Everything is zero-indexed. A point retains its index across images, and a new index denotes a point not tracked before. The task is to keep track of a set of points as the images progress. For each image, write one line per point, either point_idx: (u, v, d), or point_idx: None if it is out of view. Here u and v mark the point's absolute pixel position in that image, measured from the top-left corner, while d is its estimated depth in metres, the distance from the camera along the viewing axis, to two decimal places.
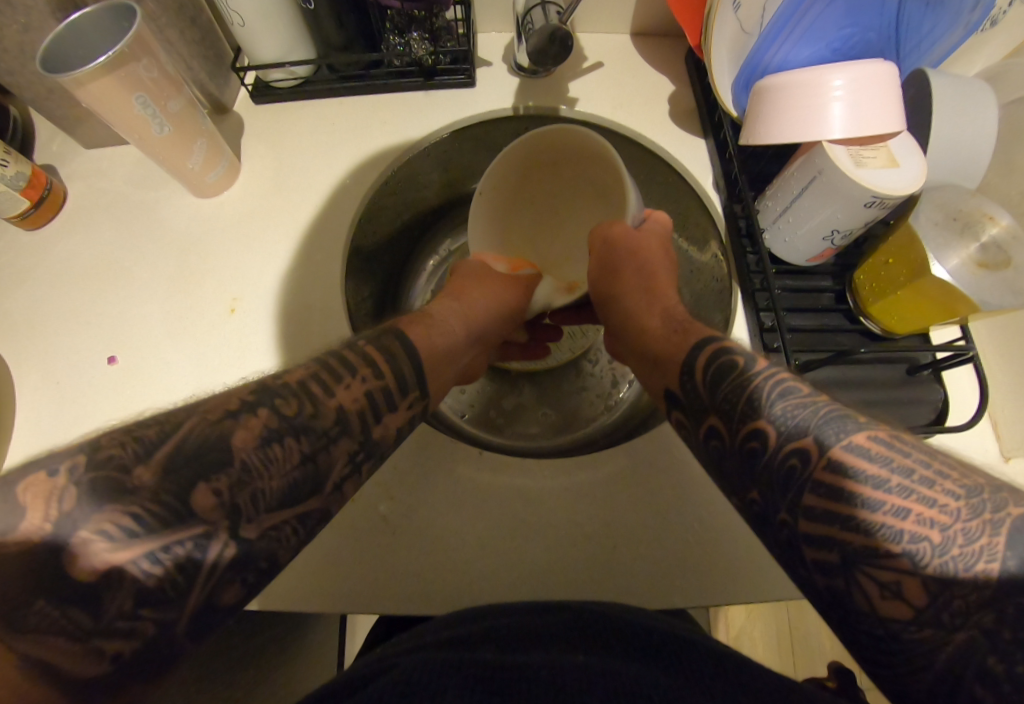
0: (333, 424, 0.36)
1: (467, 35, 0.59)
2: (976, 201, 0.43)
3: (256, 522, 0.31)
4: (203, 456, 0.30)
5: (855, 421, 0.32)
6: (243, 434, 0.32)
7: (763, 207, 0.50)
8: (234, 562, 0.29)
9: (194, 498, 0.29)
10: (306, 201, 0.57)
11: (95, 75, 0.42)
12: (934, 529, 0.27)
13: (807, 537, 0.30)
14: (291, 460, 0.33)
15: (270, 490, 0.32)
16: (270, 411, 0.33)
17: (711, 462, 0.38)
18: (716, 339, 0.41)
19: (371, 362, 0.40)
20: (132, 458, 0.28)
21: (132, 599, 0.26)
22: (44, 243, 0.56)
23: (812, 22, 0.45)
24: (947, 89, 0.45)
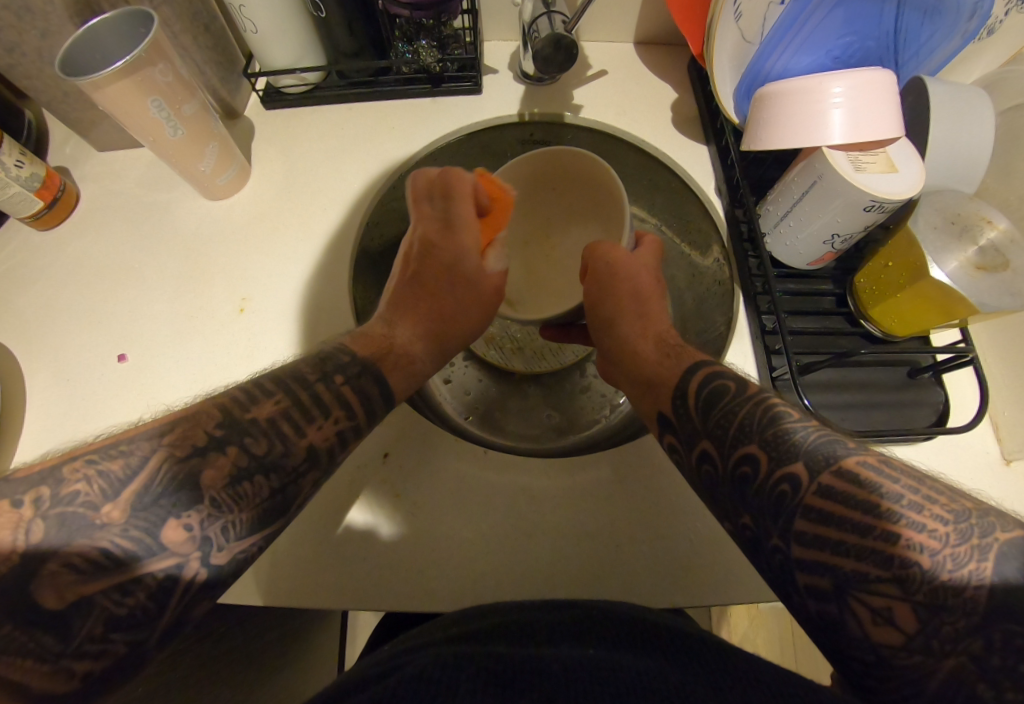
0: (302, 460, 0.36)
1: (474, 43, 0.60)
2: (974, 205, 0.44)
3: (226, 550, 0.32)
4: (172, 491, 0.31)
5: (844, 446, 0.33)
6: (210, 473, 0.32)
7: (765, 212, 0.51)
8: (206, 585, 0.31)
9: (164, 532, 0.30)
10: (315, 204, 0.58)
11: (112, 79, 0.43)
12: (923, 555, 0.28)
13: (800, 563, 0.31)
14: (260, 495, 0.33)
15: (239, 522, 0.32)
16: (238, 449, 0.33)
17: (703, 489, 0.38)
18: (708, 364, 0.42)
19: (341, 401, 0.39)
20: (98, 497, 0.29)
21: (113, 612, 0.28)
22: (57, 243, 0.57)
23: (812, 31, 0.46)
24: (944, 95, 0.46)
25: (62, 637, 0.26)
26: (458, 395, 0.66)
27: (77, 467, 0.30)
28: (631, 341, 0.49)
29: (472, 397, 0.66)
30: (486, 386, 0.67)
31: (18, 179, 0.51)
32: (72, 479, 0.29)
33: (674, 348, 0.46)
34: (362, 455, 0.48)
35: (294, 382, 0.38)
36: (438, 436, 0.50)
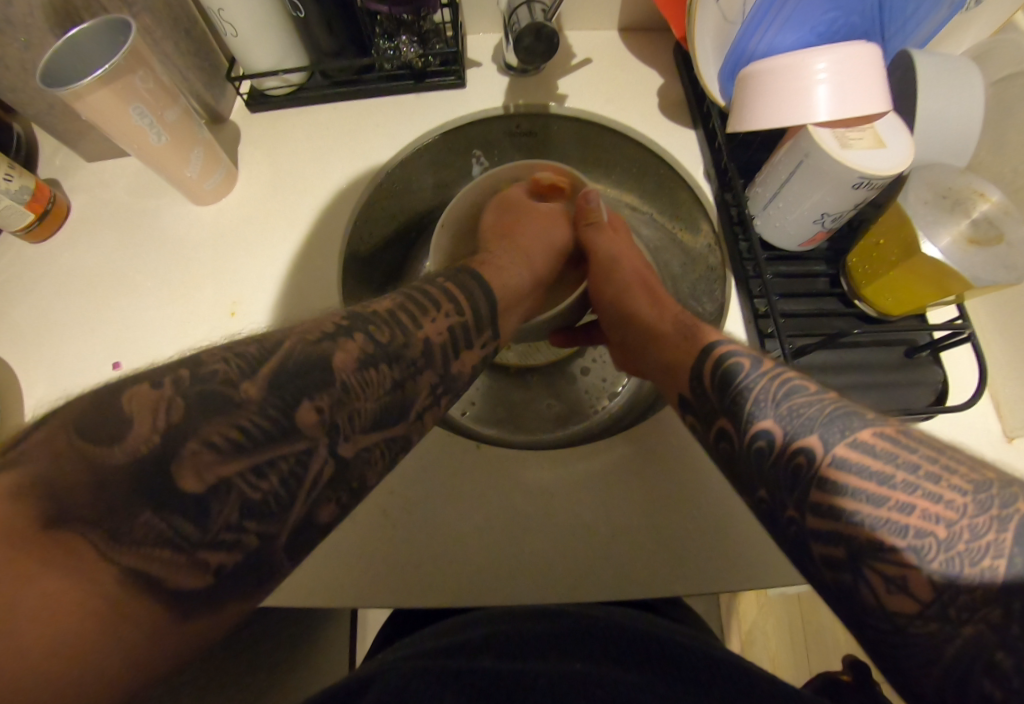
0: (420, 356, 0.38)
1: (455, 36, 0.60)
2: (966, 179, 0.43)
3: (351, 440, 0.33)
4: (304, 374, 0.32)
5: (861, 419, 0.31)
6: (341, 356, 0.34)
7: (754, 195, 0.50)
8: (333, 476, 0.32)
9: (299, 414, 0.31)
10: (303, 202, 0.59)
11: (93, 88, 0.43)
12: (940, 525, 0.26)
13: (815, 533, 0.30)
14: (382, 383, 0.35)
15: (363, 412, 0.34)
16: (364, 337, 0.36)
17: (724, 465, 0.37)
18: (722, 342, 0.41)
19: (450, 297, 0.43)
20: (236, 374, 0.31)
21: (247, 498, 0.29)
22: (49, 255, 0.57)
23: (794, 8, 0.45)
24: (932, 67, 0.45)
25: (201, 524, 0.28)
26: None
27: (212, 352, 0.31)
28: (651, 325, 0.49)
29: (471, 392, 0.66)
30: (483, 381, 0.67)
31: (8, 193, 0.51)
32: (207, 361, 0.31)
33: (690, 329, 0.45)
34: None
35: (419, 290, 0.42)
36: (433, 431, 0.49)
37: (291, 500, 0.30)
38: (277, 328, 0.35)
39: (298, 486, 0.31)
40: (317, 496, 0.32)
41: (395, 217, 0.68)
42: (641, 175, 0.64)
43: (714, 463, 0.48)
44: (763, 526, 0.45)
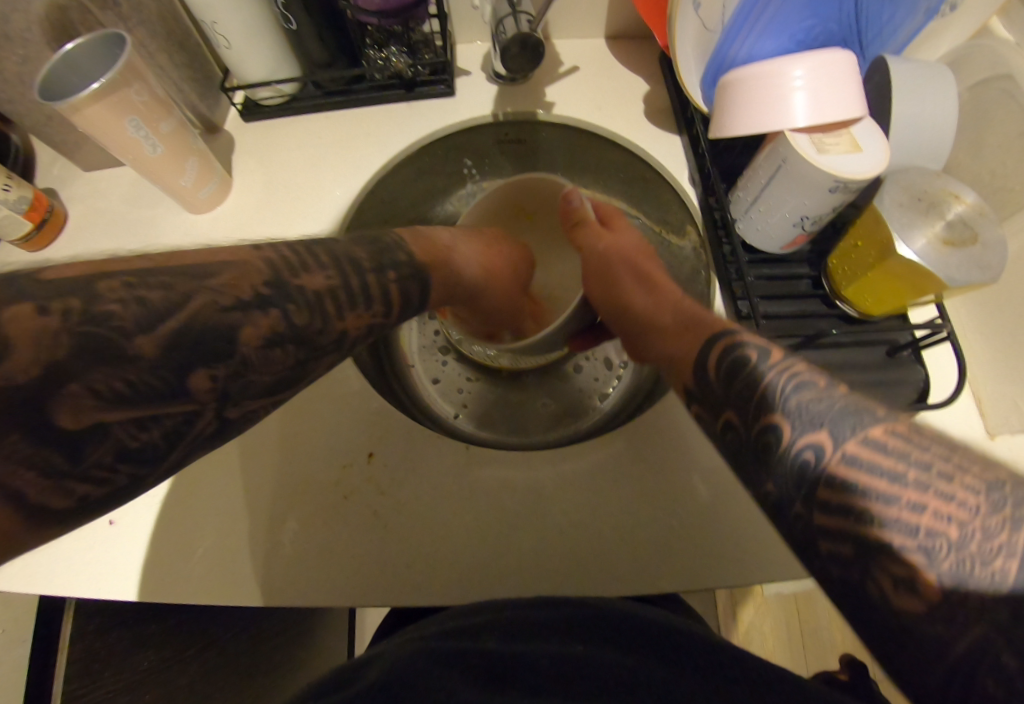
0: (333, 342, 0.39)
1: (444, 46, 0.61)
2: (941, 182, 0.44)
3: (239, 404, 0.35)
4: (204, 339, 0.32)
5: (872, 416, 0.31)
6: (249, 331, 0.34)
7: (736, 199, 0.51)
8: (214, 434, 0.34)
9: (192, 379, 0.32)
10: (296, 209, 0.60)
11: (89, 102, 0.44)
12: (951, 526, 0.26)
13: (822, 529, 0.30)
14: (284, 363, 0.36)
15: (260, 383, 0.35)
16: (279, 313, 0.36)
17: (729, 456, 0.37)
18: (728, 331, 0.40)
19: (385, 293, 0.43)
20: (132, 325, 0.30)
21: (124, 445, 0.30)
22: (46, 265, 0.59)
23: (774, 15, 0.46)
24: (906, 73, 0.46)
25: (71, 460, 0.28)
26: (449, 395, 0.67)
27: (114, 287, 0.30)
28: (652, 318, 0.48)
29: (464, 395, 0.67)
30: (478, 383, 0.68)
31: (5, 203, 0.53)
32: (108, 299, 0.30)
33: (692, 318, 0.45)
34: (348, 456, 0.49)
35: (350, 266, 0.41)
36: (424, 433, 0.50)
37: (170, 447, 0.32)
38: (229, 304, 0.34)
39: (179, 440, 0.32)
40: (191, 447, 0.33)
41: (387, 224, 0.69)
42: (629, 179, 0.66)
43: (701, 463, 0.48)
44: (751, 526, 0.46)
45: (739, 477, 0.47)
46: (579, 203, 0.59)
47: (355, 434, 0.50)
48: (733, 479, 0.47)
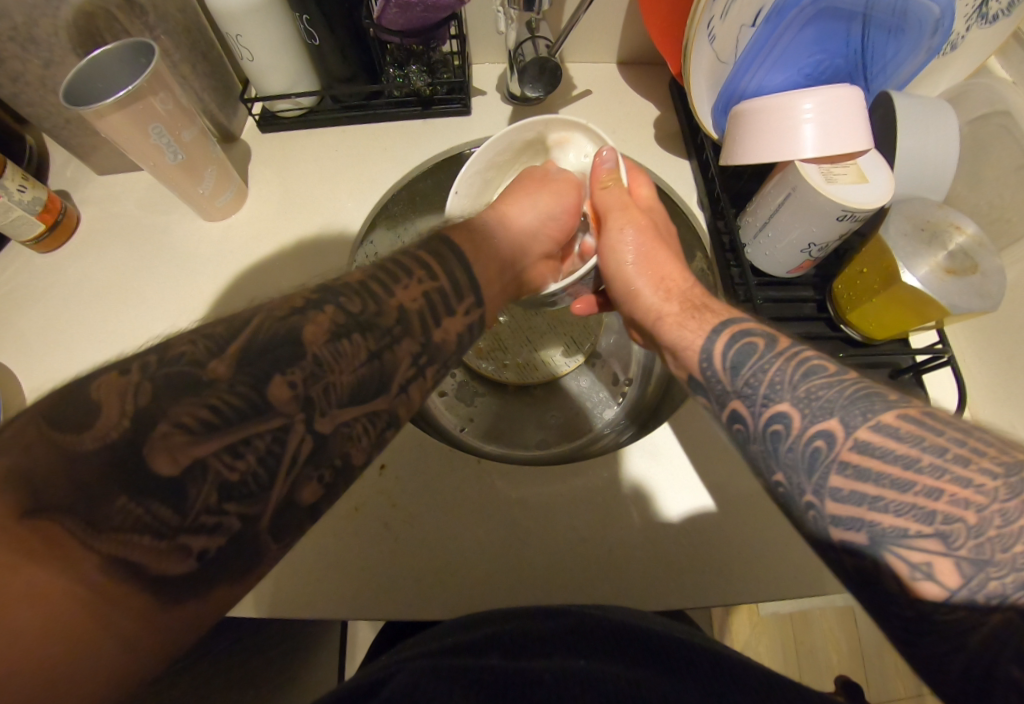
0: (396, 325, 0.37)
1: (462, 67, 0.63)
2: (943, 212, 0.46)
3: (328, 415, 0.33)
4: (272, 350, 0.32)
5: (884, 401, 0.32)
6: (312, 330, 0.33)
7: (744, 224, 0.53)
8: (313, 452, 0.32)
9: (271, 390, 0.31)
10: (311, 219, 0.60)
11: (112, 110, 0.44)
12: (969, 510, 0.27)
13: (835, 518, 0.31)
14: (357, 357, 0.35)
15: (339, 386, 0.34)
16: (336, 308, 0.35)
17: (736, 445, 0.38)
18: (735, 321, 0.41)
19: (449, 272, 0.41)
20: (204, 354, 0.30)
21: (225, 480, 0.29)
22: (56, 266, 0.59)
23: (783, 50, 0.48)
24: (910, 109, 0.48)
25: (177, 511, 0.27)
26: (454, 406, 0.68)
27: (181, 334, 0.31)
28: (655, 305, 0.47)
29: (469, 408, 0.67)
30: (484, 398, 0.68)
31: (21, 203, 0.53)
32: (177, 343, 0.31)
33: (698, 307, 0.44)
34: (359, 468, 0.49)
35: (399, 255, 0.41)
36: (435, 444, 0.51)
37: (273, 476, 0.30)
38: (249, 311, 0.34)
39: (278, 464, 0.31)
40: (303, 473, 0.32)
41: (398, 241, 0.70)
42: None
43: (709, 479, 0.49)
44: (759, 544, 0.47)
45: (746, 493, 0.48)
46: (613, 163, 0.54)
47: None
48: (739, 495, 0.48)
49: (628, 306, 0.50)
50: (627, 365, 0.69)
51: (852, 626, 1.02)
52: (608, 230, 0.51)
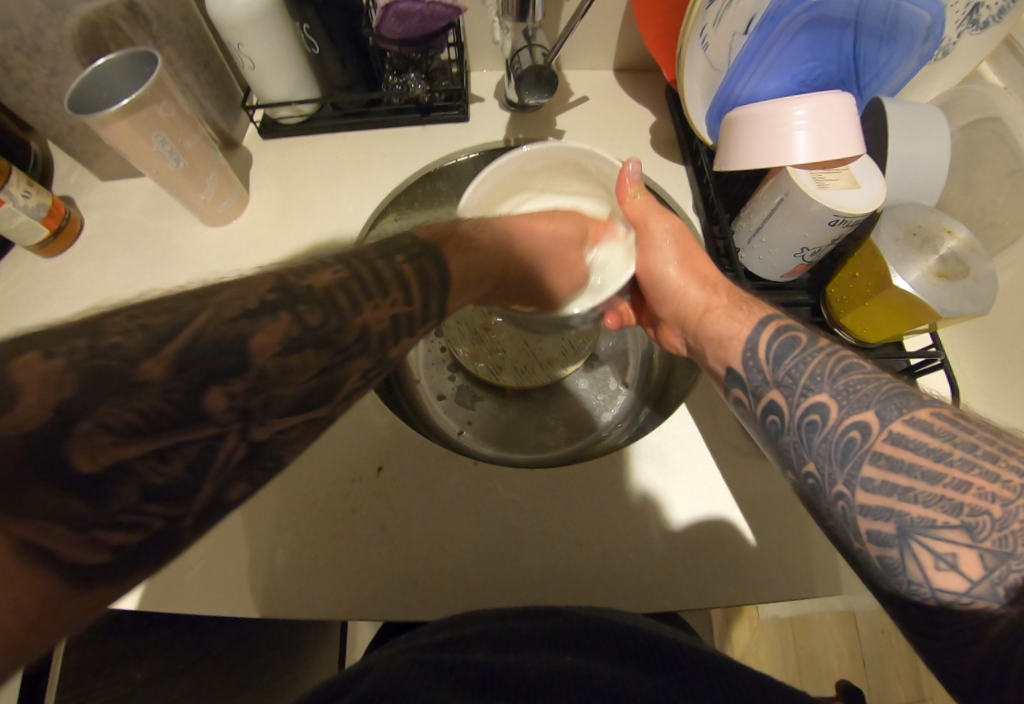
0: (354, 343, 0.35)
1: (461, 74, 0.63)
2: (935, 217, 0.47)
3: (266, 424, 0.31)
4: (215, 355, 0.29)
5: (918, 399, 0.33)
6: (261, 339, 0.30)
7: (738, 229, 0.53)
8: (246, 458, 0.31)
9: (205, 400, 0.29)
10: (312, 224, 0.61)
11: (117, 117, 0.45)
12: (996, 504, 0.28)
13: (864, 508, 0.32)
14: (307, 372, 0.33)
15: (284, 397, 0.32)
16: (290, 317, 0.32)
17: (768, 438, 0.38)
18: (780, 316, 0.41)
19: (401, 279, 0.39)
20: (139, 350, 0.27)
21: (150, 483, 0.27)
22: (60, 271, 0.59)
23: (777, 56, 0.49)
24: (902, 115, 0.48)
25: (97, 504, 0.26)
26: (453, 409, 0.68)
27: (119, 322, 0.28)
28: (699, 300, 0.46)
29: (467, 411, 0.68)
30: (483, 401, 0.69)
31: (26, 209, 0.54)
32: (111, 332, 0.27)
33: (744, 301, 0.45)
34: (358, 470, 0.50)
35: (359, 259, 0.38)
36: (433, 446, 0.51)
37: (201, 481, 0.29)
38: None
39: (208, 470, 0.29)
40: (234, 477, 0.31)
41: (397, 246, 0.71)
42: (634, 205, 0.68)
43: (704, 480, 0.49)
44: (754, 546, 0.47)
45: (741, 495, 0.48)
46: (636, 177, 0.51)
47: (365, 447, 0.51)
48: (735, 497, 0.48)
49: (666, 302, 0.50)
50: (625, 369, 0.70)
51: (853, 630, 1.01)
52: (647, 229, 0.50)
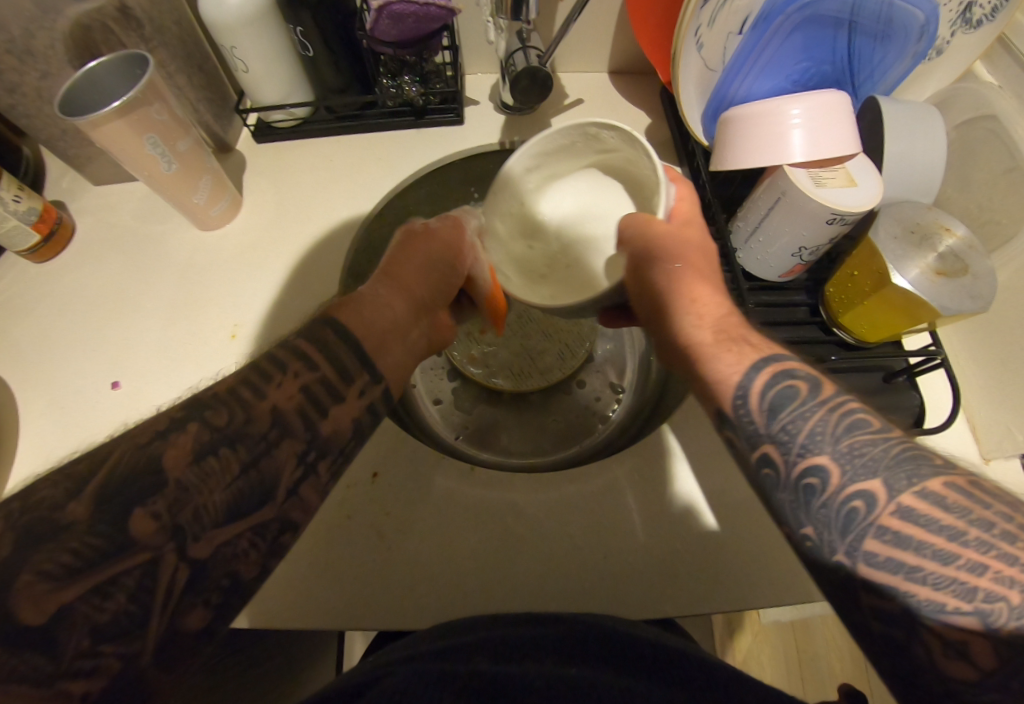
0: (269, 427, 0.36)
1: (455, 77, 0.63)
2: (932, 215, 0.47)
3: (205, 539, 0.32)
4: (136, 482, 0.31)
5: (931, 466, 0.31)
6: (173, 455, 0.32)
7: (735, 229, 0.53)
8: (187, 585, 0.31)
9: (130, 525, 0.30)
10: (307, 228, 0.61)
11: (111, 118, 0.45)
12: (1014, 590, 0.27)
13: (865, 582, 0.31)
14: (230, 469, 0.33)
15: (212, 506, 0.32)
16: (200, 425, 0.34)
17: (760, 491, 0.36)
18: (777, 357, 0.37)
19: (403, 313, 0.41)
20: (63, 495, 0.30)
21: (96, 622, 0.28)
22: (52, 275, 0.59)
23: (771, 56, 0.49)
24: (898, 114, 0.48)
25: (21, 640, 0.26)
26: (448, 414, 0.68)
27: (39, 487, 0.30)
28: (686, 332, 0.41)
29: (461, 415, 0.68)
30: (479, 405, 0.68)
31: (16, 213, 0.53)
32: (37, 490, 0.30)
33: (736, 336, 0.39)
34: (353, 476, 0.49)
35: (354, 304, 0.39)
36: (430, 452, 0.50)
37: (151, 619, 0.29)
38: None
39: (152, 597, 0.30)
40: (182, 604, 0.31)
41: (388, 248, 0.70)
42: None
43: (702, 484, 0.49)
44: (757, 550, 0.46)
45: (742, 499, 0.48)
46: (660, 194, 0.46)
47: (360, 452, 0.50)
48: (735, 501, 0.48)
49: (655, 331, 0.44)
50: (622, 372, 0.70)
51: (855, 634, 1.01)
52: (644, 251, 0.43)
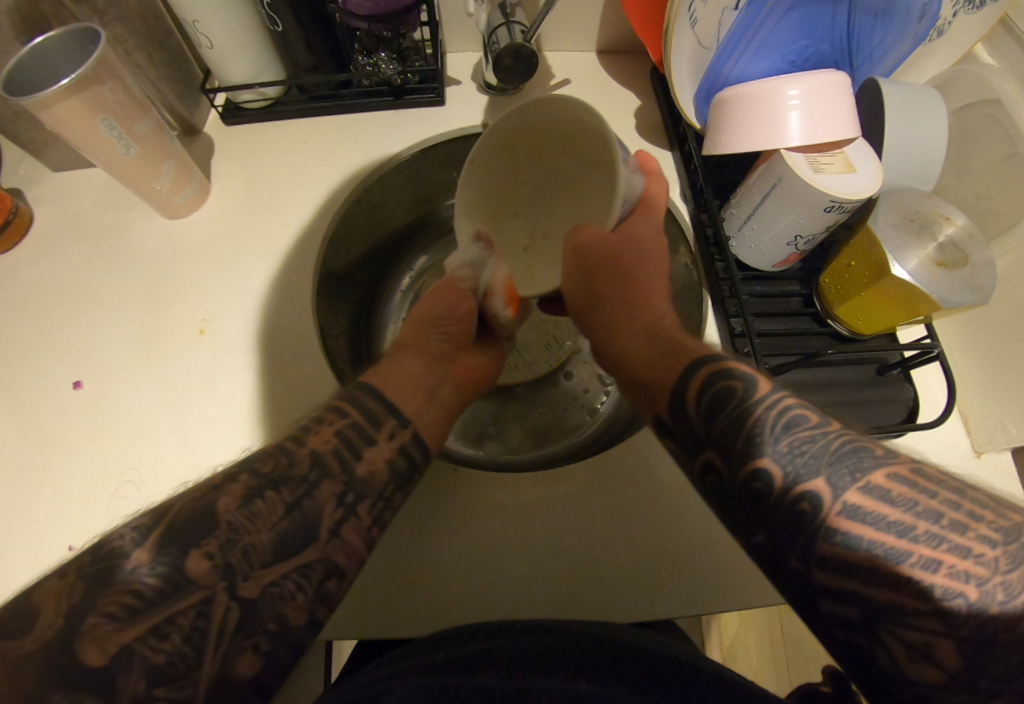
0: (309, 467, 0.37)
1: (434, 55, 0.60)
2: (932, 203, 0.45)
3: (256, 577, 0.33)
4: (191, 523, 0.32)
5: (870, 456, 0.32)
6: (228, 500, 0.34)
7: (729, 216, 0.51)
8: (238, 623, 0.31)
9: (189, 567, 0.31)
10: (280, 217, 0.57)
11: (60, 97, 0.41)
12: (970, 584, 0.27)
13: (823, 590, 0.30)
14: (276, 511, 0.34)
15: (260, 544, 0.33)
16: (250, 473, 0.35)
17: (707, 493, 0.37)
18: (715, 359, 0.39)
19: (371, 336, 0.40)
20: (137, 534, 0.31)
21: (153, 663, 0.29)
22: (9, 267, 0.55)
23: (767, 35, 0.46)
24: (897, 97, 0.46)
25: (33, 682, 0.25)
26: None
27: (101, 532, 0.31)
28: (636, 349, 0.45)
29: None
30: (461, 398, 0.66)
31: None
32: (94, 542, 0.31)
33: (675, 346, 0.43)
34: None
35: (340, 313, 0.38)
36: None
37: (200, 653, 0.30)
38: None
39: (205, 638, 0.30)
40: (231, 645, 0.31)
41: (367, 237, 0.67)
42: None
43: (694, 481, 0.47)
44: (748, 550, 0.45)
45: None
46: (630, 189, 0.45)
47: None
48: None
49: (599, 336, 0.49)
50: None
51: None
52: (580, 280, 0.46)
